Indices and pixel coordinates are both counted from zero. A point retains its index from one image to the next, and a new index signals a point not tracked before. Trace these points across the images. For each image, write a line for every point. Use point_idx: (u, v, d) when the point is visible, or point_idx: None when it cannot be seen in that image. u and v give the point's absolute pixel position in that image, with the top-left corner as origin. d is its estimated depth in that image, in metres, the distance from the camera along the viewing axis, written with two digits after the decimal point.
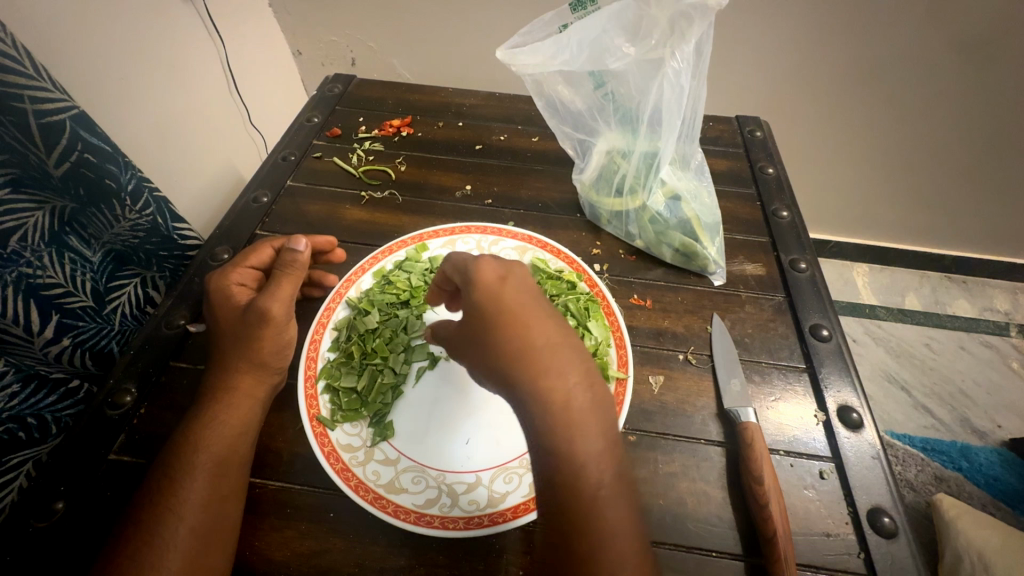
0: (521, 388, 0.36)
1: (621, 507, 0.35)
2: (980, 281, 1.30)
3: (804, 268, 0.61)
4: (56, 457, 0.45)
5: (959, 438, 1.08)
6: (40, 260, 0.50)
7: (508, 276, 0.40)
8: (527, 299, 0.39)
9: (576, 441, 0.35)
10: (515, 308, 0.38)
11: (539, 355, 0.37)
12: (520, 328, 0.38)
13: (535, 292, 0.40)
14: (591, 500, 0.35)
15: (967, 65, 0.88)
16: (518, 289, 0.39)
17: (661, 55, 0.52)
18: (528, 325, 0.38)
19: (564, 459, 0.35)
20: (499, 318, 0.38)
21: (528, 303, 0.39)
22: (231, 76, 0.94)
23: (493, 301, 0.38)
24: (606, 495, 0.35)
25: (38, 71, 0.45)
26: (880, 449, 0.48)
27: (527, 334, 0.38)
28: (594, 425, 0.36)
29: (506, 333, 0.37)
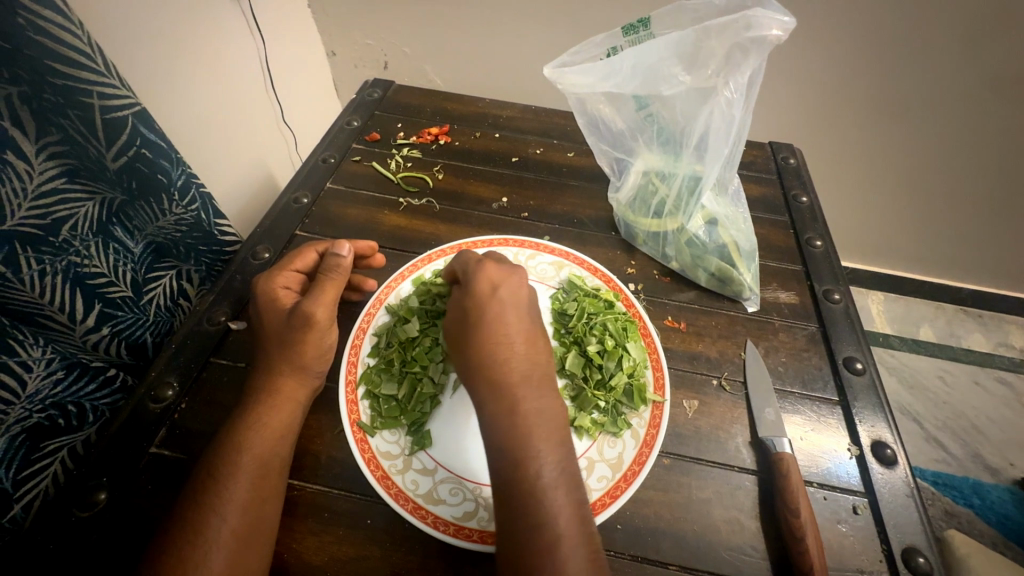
0: (481, 379, 0.42)
1: (565, 501, 0.38)
2: (999, 317, 1.30)
3: (838, 299, 0.61)
4: (99, 447, 0.46)
5: (971, 473, 1.07)
6: (88, 249, 0.50)
7: (497, 286, 0.46)
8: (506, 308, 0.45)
9: (530, 435, 0.40)
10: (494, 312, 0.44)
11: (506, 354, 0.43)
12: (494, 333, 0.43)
13: (519, 301, 0.46)
14: (536, 487, 0.38)
15: (1000, 102, 0.89)
16: (500, 296, 0.45)
17: (714, 85, 0.52)
18: (502, 328, 0.44)
19: (519, 452, 0.39)
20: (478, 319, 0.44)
21: (504, 309, 0.45)
22: (268, 74, 0.96)
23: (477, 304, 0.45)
24: (547, 483, 0.38)
25: (107, 67, 0.46)
26: (913, 487, 0.48)
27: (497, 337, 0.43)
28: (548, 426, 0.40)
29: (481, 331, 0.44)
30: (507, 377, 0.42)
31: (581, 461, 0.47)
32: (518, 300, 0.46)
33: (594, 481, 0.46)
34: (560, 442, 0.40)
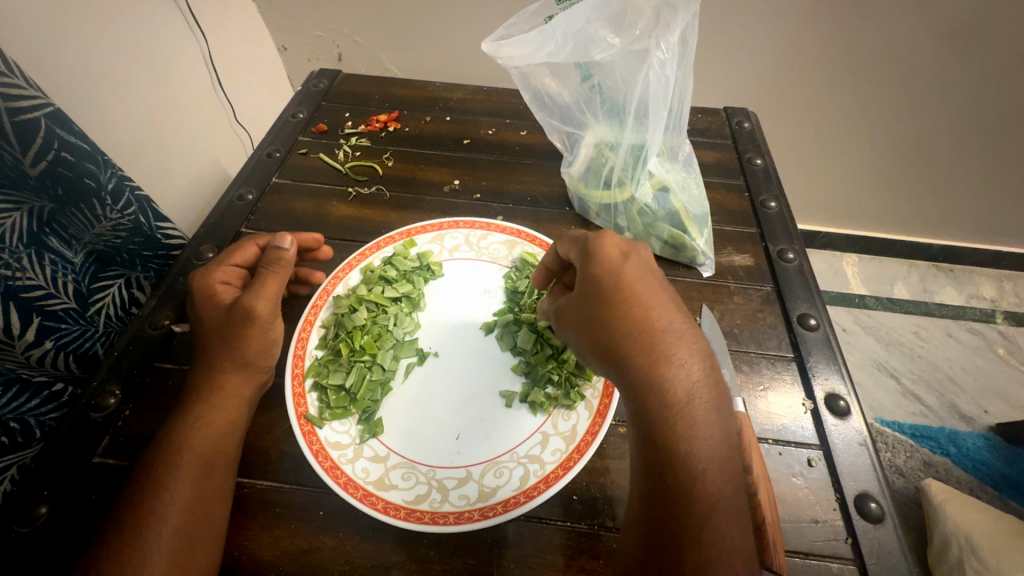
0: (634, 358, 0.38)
1: (725, 488, 0.35)
2: (967, 270, 1.32)
3: (792, 258, 0.61)
4: (40, 462, 0.44)
5: (947, 424, 1.09)
6: (20, 262, 0.48)
7: (631, 255, 0.43)
8: (646, 282, 0.41)
9: (687, 408, 0.36)
10: (633, 285, 0.41)
11: (656, 335, 0.38)
12: (635, 309, 0.40)
13: (655, 276, 0.43)
14: (696, 475, 0.34)
15: (956, 52, 0.88)
16: (638, 270, 0.42)
17: (646, 46, 0.52)
18: (651, 293, 0.41)
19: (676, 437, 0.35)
20: (614, 296, 0.41)
21: (646, 284, 0.41)
22: (214, 72, 0.92)
23: (611, 276, 0.41)
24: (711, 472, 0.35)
25: (9, 68, 0.43)
26: (867, 436, 0.48)
27: (642, 315, 0.39)
28: (710, 409, 0.36)
29: (615, 308, 0.40)
30: (658, 343, 0.38)
31: (536, 436, 0.46)
32: (654, 274, 0.43)
33: (547, 454, 0.45)
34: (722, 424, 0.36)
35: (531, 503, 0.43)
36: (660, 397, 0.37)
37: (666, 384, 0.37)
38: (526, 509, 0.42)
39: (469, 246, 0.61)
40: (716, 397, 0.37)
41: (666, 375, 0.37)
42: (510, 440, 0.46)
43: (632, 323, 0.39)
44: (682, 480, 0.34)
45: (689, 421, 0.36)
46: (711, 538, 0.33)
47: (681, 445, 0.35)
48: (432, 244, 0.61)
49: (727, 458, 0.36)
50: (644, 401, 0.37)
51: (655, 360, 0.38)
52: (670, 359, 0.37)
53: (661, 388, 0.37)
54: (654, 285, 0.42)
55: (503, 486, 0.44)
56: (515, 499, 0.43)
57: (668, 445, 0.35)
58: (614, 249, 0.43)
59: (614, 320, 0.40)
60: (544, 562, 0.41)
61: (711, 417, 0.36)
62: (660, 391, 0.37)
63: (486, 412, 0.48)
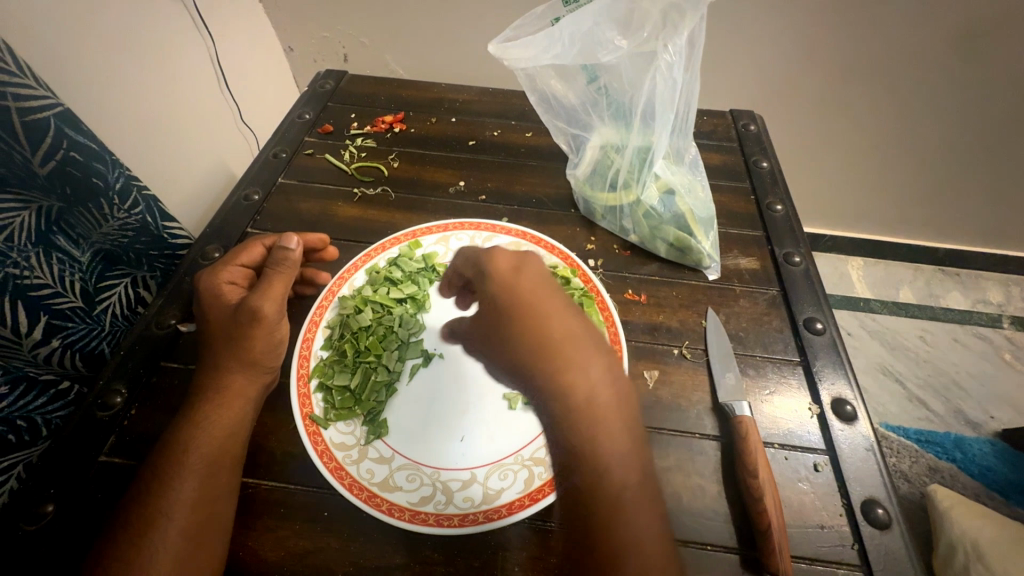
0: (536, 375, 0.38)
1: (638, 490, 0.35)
2: (974, 274, 1.31)
3: (797, 261, 0.61)
4: (47, 460, 0.45)
5: (953, 429, 1.08)
6: (27, 260, 0.48)
7: (522, 266, 0.42)
8: (539, 292, 0.40)
9: (591, 416, 0.36)
10: (531, 298, 0.40)
11: (558, 346, 0.38)
12: (535, 323, 0.39)
13: (549, 283, 0.41)
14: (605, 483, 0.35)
15: (965, 54, 0.88)
16: (529, 280, 0.41)
17: (654, 48, 0.52)
18: (544, 305, 0.40)
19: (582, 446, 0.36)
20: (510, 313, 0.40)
21: (540, 295, 0.40)
22: (221, 73, 0.93)
23: (509, 292, 0.40)
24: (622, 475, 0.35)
25: (19, 68, 0.44)
26: (874, 441, 0.48)
27: (544, 327, 0.39)
28: (615, 415, 0.37)
29: (517, 327, 0.39)
30: (557, 354, 0.38)
31: (541, 439, 0.46)
32: (548, 282, 0.42)
33: None
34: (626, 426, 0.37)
35: (536, 506, 0.42)
36: (566, 412, 0.37)
37: (572, 397, 0.37)
38: (531, 512, 0.42)
39: (475, 247, 0.61)
40: (621, 399, 0.37)
41: (570, 388, 0.37)
42: (514, 442, 0.46)
43: (535, 338, 0.39)
44: (598, 492, 0.35)
45: (596, 432, 0.36)
46: (632, 546, 0.33)
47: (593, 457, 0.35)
48: (438, 246, 0.61)
49: (635, 459, 0.36)
50: (554, 418, 0.37)
51: (562, 373, 0.37)
52: (575, 369, 0.37)
53: (567, 401, 0.37)
54: (550, 294, 0.41)
55: (508, 488, 0.44)
56: (520, 502, 0.43)
57: (582, 460, 0.36)
58: (505, 264, 0.42)
59: (518, 339, 0.39)
60: (548, 565, 0.41)
61: (618, 423, 0.36)
62: (567, 406, 0.37)
63: (491, 414, 0.48)
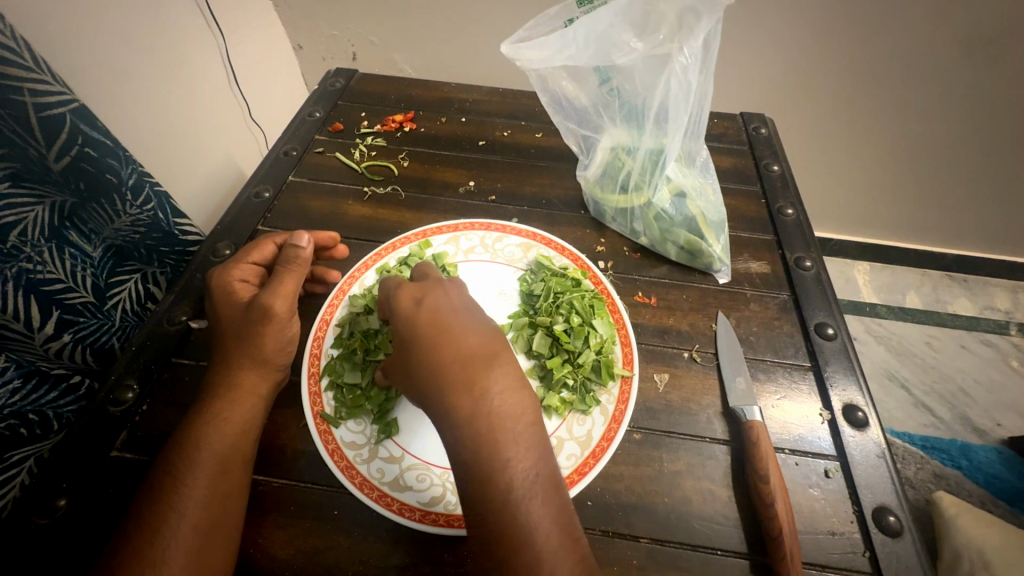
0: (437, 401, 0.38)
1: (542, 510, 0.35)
2: (982, 280, 1.30)
3: (809, 266, 0.61)
4: (58, 454, 0.45)
5: (959, 436, 1.08)
6: (41, 255, 0.49)
7: (425, 294, 0.42)
8: (439, 316, 0.40)
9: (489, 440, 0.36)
10: (433, 327, 0.40)
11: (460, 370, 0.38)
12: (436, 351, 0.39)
13: (451, 304, 0.42)
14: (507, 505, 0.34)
15: (979, 59, 0.87)
16: (432, 305, 0.41)
17: (668, 51, 0.51)
18: (443, 330, 0.40)
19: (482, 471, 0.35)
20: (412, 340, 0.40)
21: (442, 320, 0.40)
22: (230, 70, 0.93)
23: (409, 324, 0.40)
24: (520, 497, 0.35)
25: (36, 63, 0.44)
26: (885, 448, 0.48)
27: (442, 350, 0.38)
28: (513, 437, 0.36)
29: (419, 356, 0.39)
30: (455, 378, 0.37)
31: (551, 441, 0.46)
32: (450, 305, 0.42)
33: (563, 459, 0.45)
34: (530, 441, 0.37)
35: None
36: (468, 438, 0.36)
37: (471, 421, 0.36)
38: None
39: (485, 247, 0.61)
40: (521, 419, 0.37)
41: (470, 413, 0.36)
42: None
43: (436, 366, 0.38)
44: (502, 517, 0.34)
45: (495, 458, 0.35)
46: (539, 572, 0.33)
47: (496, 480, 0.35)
48: (448, 245, 0.61)
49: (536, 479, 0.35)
50: (455, 446, 0.36)
51: (463, 399, 0.37)
52: (475, 393, 0.37)
53: (465, 427, 0.36)
54: (450, 317, 0.41)
55: None
56: None
57: (484, 484, 0.35)
58: (408, 297, 0.42)
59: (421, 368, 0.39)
60: None
61: (518, 443, 0.36)
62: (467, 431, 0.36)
63: None
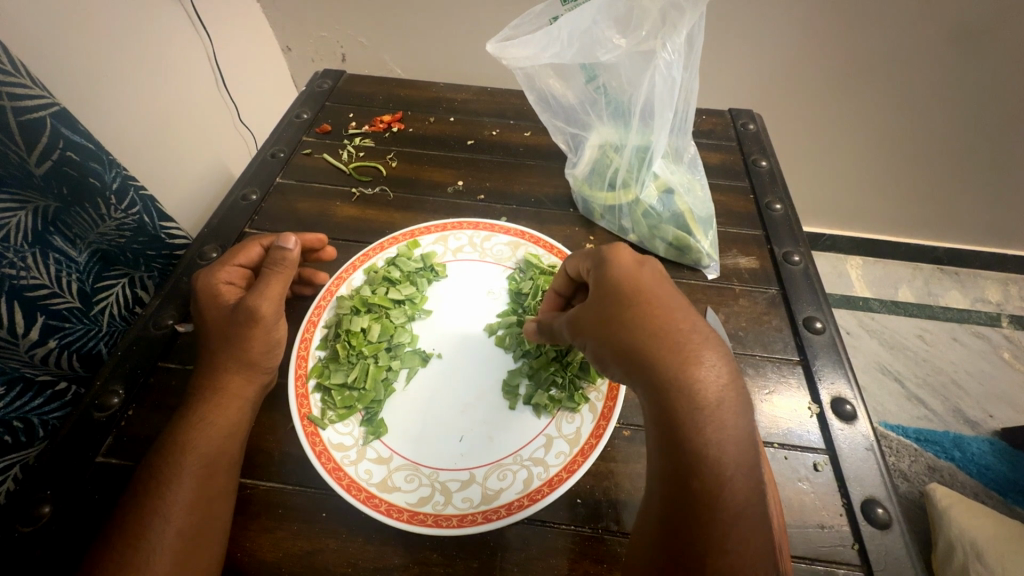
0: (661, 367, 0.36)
1: (749, 492, 0.33)
2: (972, 273, 1.31)
3: (797, 260, 0.61)
4: (43, 461, 0.44)
5: (951, 428, 1.08)
6: (24, 261, 0.48)
7: (644, 263, 0.42)
8: (663, 287, 0.40)
9: (718, 416, 0.34)
10: (654, 289, 0.40)
11: (684, 339, 0.37)
12: (659, 313, 0.38)
13: (668, 280, 0.42)
14: (722, 482, 0.33)
15: (962, 52, 0.88)
16: (654, 275, 0.41)
17: (653, 47, 0.52)
18: (672, 299, 0.39)
19: (703, 444, 0.34)
20: (636, 301, 0.39)
21: (664, 289, 0.40)
22: (218, 72, 0.92)
23: (630, 280, 0.40)
24: (739, 476, 0.33)
25: (14, 66, 0.43)
26: (874, 440, 0.48)
27: (666, 321, 0.38)
28: (738, 415, 0.35)
29: (636, 310, 0.38)
30: (687, 349, 0.36)
31: (540, 439, 0.46)
32: (667, 279, 0.42)
33: (551, 457, 0.45)
34: (750, 429, 0.35)
35: (535, 506, 0.42)
36: (689, 406, 0.35)
37: (692, 388, 0.35)
38: (531, 511, 0.42)
39: (473, 247, 0.61)
40: (743, 404, 0.35)
41: (692, 384, 0.35)
42: (513, 442, 0.46)
43: (660, 332, 0.37)
44: (716, 488, 0.33)
45: (713, 430, 0.34)
46: (746, 545, 0.32)
47: (719, 456, 0.33)
48: (436, 245, 0.61)
49: (752, 464, 0.34)
50: (679, 412, 0.35)
51: (689, 370, 0.35)
52: (701, 366, 0.35)
53: (688, 397, 0.35)
54: (671, 290, 0.41)
55: (507, 488, 0.44)
56: (519, 502, 0.43)
57: (700, 455, 0.34)
58: (629, 257, 0.43)
59: (636, 325, 0.38)
60: (547, 565, 0.41)
61: (739, 423, 0.35)
62: (688, 398, 0.35)
63: (489, 416, 0.48)
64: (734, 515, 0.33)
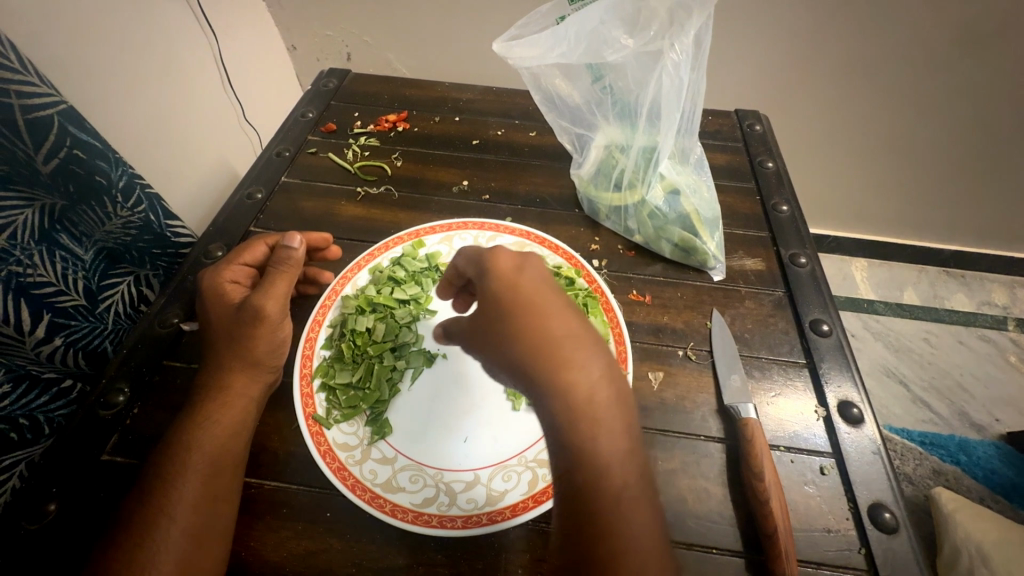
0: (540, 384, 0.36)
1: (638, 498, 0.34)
2: (978, 276, 1.30)
3: (804, 263, 0.61)
4: (49, 458, 0.44)
5: (957, 432, 1.08)
6: (31, 258, 0.48)
7: (524, 266, 0.40)
8: (543, 293, 0.38)
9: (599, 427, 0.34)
10: (532, 298, 0.38)
11: (565, 345, 0.36)
12: (540, 322, 0.37)
13: (551, 282, 0.40)
14: (609, 494, 0.33)
15: (972, 54, 0.87)
16: (534, 280, 0.39)
17: (660, 47, 0.51)
18: (552, 307, 0.38)
19: (585, 459, 0.34)
20: (515, 314, 0.37)
21: (545, 295, 0.38)
22: (224, 72, 0.92)
23: (509, 291, 0.38)
24: (625, 483, 0.34)
25: (23, 65, 0.43)
26: (881, 444, 0.48)
27: (546, 334, 0.36)
28: (618, 417, 0.35)
29: (518, 327, 0.37)
30: (566, 363, 0.36)
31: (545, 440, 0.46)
32: (549, 282, 0.40)
33: None
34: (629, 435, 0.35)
35: (540, 507, 0.42)
36: (572, 413, 0.35)
37: (572, 396, 0.35)
38: (537, 512, 0.42)
39: (478, 247, 0.60)
40: (620, 400, 0.36)
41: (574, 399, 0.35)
42: (518, 443, 0.46)
43: (537, 349, 0.36)
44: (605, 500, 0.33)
45: (594, 437, 0.34)
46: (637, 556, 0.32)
47: (602, 461, 0.34)
48: (441, 245, 0.60)
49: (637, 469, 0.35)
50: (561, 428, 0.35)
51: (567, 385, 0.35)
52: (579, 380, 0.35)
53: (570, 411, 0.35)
54: (554, 295, 0.39)
55: (512, 489, 0.43)
56: (524, 503, 0.43)
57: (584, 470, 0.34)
58: (508, 262, 0.40)
59: (518, 337, 0.37)
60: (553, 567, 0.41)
61: (621, 430, 0.35)
62: (569, 408, 0.35)
63: (492, 416, 0.48)
64: (621, 517, 0.33)
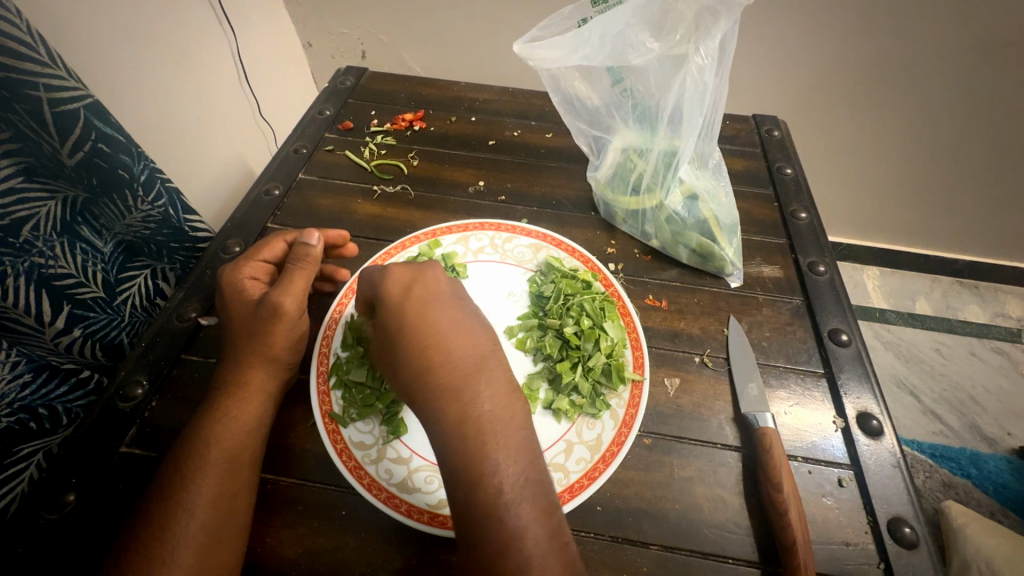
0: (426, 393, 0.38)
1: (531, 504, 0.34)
2: (993, 287, 1.28)
3: (822, 271, 0.60)
4: (68, 449, 0.45)
5: (968, 445, 1.06)
6: (53, 250, 0.48)
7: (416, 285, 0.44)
8: (430, 309, 0.42)
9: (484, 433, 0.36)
10: (420, 313, 0.41)
11: (451, 362, 0.39)
12: (431, 336, 0.40)
13: (443, 299, 0.43)
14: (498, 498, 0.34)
15: (995, 63, 0.86)
16: (423, 296, 0.42)
17: (685, 52, 0.51)
18: (438, 320, 0.41)
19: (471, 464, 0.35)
20: (404, 330, 0.41)
21: (434, 311, 0.41)
22: (241, 68, 0.93)
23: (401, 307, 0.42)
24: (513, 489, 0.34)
25: (53, 58, 0.44)
26: (900, 457, 0.47)
27: (433, 347, 0.39)
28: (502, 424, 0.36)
29: (406, 340, 0.40)
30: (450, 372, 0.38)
31: (560, 444, 0.46)
32: (442, 299, 0.43)
33: (572, 463, 0.45)
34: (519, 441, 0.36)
35: None
36: (456, 428, 0.36)
37: (453, 406, 0.37)
38: None
39: (494, 248, 0.60)
40: (510, 414, 0.37)
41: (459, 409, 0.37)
42: None
43: (424, 358, 0.39)
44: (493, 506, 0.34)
45: (481, 444, 0.35)
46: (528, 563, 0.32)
47: (485, 474, 0.34)
48: (457, 246, 0.60)
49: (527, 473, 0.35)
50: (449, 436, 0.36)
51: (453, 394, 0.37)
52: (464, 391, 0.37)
53: (455, 418, 0.36)
54: (444, 311, 0.42)
55: None
56: None
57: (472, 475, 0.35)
58: (400, 283, 0.44)
59: (405, 354, 0.40)
60: None
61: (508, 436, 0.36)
62: (454, 416, 0.36)
63: None
64: (508, 527, 0.33)
